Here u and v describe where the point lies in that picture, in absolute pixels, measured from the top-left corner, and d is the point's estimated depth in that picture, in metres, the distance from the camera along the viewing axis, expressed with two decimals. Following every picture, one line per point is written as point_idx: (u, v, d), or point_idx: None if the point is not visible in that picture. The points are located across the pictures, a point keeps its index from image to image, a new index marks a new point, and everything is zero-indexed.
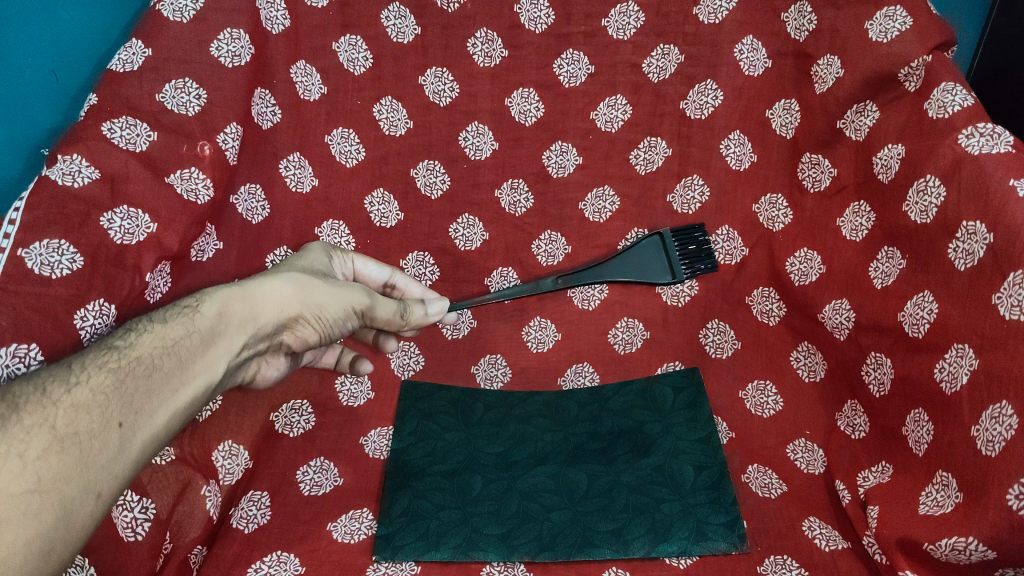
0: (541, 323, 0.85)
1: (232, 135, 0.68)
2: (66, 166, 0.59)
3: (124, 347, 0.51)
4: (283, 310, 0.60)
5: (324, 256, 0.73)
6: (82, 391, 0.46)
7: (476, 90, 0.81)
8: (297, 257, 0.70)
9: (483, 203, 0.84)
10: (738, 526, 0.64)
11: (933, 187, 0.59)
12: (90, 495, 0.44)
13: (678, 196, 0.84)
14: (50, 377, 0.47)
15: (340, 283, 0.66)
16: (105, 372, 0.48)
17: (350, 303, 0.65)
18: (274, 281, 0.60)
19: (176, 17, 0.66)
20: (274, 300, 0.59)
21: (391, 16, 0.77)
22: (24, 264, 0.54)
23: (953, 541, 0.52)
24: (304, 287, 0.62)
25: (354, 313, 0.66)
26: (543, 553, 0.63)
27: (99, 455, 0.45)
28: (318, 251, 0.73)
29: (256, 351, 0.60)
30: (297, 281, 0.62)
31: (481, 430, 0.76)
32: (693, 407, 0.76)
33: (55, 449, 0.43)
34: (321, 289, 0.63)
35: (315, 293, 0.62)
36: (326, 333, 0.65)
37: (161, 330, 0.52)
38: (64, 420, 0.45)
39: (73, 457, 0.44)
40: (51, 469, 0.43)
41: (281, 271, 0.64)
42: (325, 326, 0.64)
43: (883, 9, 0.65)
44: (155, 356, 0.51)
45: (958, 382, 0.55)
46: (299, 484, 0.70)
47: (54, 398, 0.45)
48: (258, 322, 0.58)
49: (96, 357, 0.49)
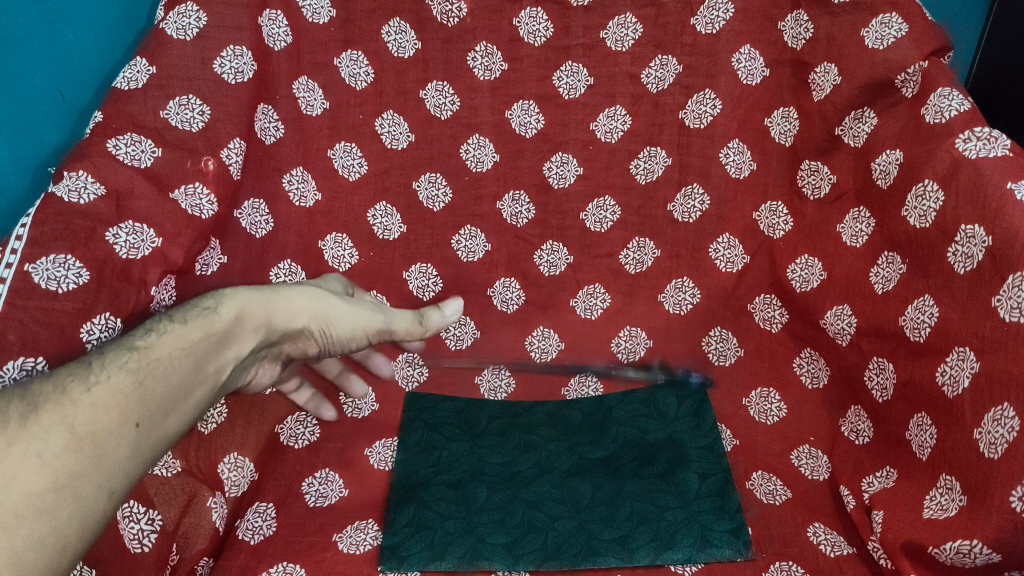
0: (545, 332, 0.86)
1: (236, 150, 0.69)
2: (72, 182, 0.59)
3: (143, 347, 0.51)
4: (295, 321, 0.63)
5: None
6: (102, 390, 0.47)
7: (477, 103, 0.81)
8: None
9: (485, 214, 0.85)
10: (743, 533, 0.65)
11: (931, 192, 0.60)
12: (103, 495, 0.45)
13: (679, 205, 0.84)
14: (70, 374, 0.47)
15: (356, 298, 0.69)
16: (124, 372, 0.49)
17: (365, 319, 0.68)
18: (291, 291, 0.63)
19: (180, 36, 0.67)
20: (289, 309, 0.62)
21: (392, 32, 0.78)
22: (31, 279, 0.55)
23: (958, 545, 0.53)
24: (320, 300, 0.64)
25: (366, 331, 0.69)
26: (549, 561, 0.64)
27: (116, 454, 0.46)
28: (335, 282, 0.77)
29: (265, 360, 0.62)
30: (312, 292, 0.64)
31: (485, 441, 0.76)
32: (696, 415, 0.77)
33: (73, 447, 0.44)
34: (336, 302, 0.66)
35: (328, 304, 0.65)
36: (334, 344, 0.68)
37: (182, 333, 0.53)
38: (84, 418, 0.45)
39: (90, 455, 0.45)
40: (69, 467, 0.43)
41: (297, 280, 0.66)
42: (333, 340, 0.67)
43: (878, 17, 0.66)
44: (174, 359, 0.52)
45: (960, 385, 0.56)
46: (304, 495, 0.71)
47: (74, 396, 0.46)
48: (271, 331, 0.61)
49: (116, 356, 0.50)
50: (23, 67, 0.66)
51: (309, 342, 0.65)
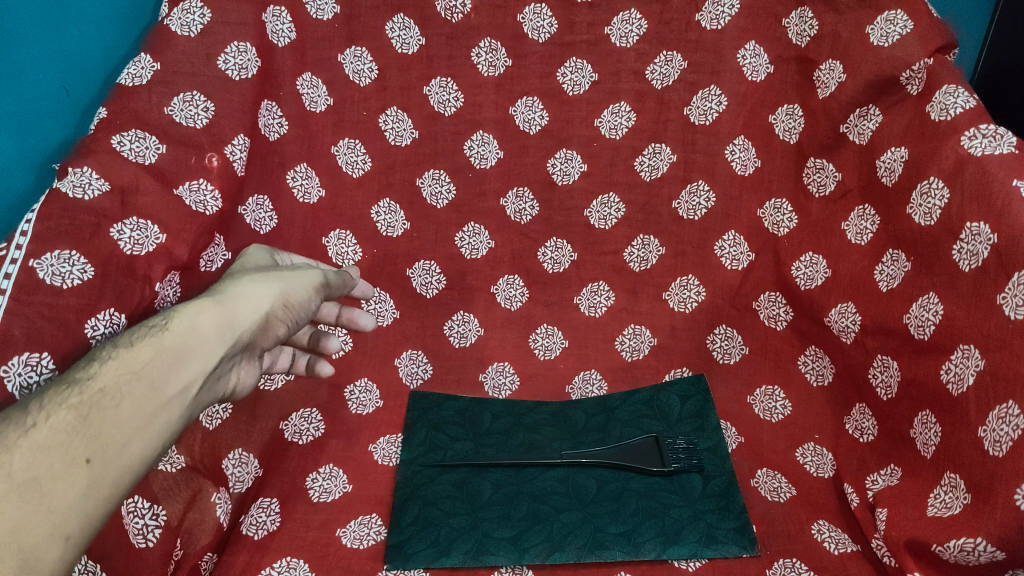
0: (548, 330, 0.86)
1: (240, 147, 0.69)
2: (76, 178, 0.59)
3: (86, 380, 0.50)
4: (252, 315, 0.62)
5: (264, 257, 0.73)
6: (41, 432, 0.46)
7: (481, 100, 0.81)
8: (236, 265, 0.69)
9: (489, 211, 0.85)
10: (748, 531, 0.66)
11: (936, 190, 0.60)
12: (58, 538, 0.44)
13: (684, 203, 0.83)
14: (6, 421, 0.46)
15: (299, 273, 0.70)
16: (64, 409, 0.47)
17: (308, 282, 0.69)
18: (239, 290, 0.62)
19: (185, 32, 0.67)
20: (243, 303, 0.61)
21: (395, 28, 0.77)
22: (36, 274, 0.55)
23: (962, 542, 0.52)
24: (266, 288, 0.64)
25: (311, 287, 0.70)
26: (554, 554, 0.64)
27: (64, 495, 0.44)
28: (258, 252, 0.72)
29: (229, 362, 0.61)
30: (258, 282, 0.64)
31: (489, 439, 0.77)
32: (700, 415, 0.79)
33: (14, 495, 0.43)
34: (283, 283, 0.66)
35: (278, 287, 0.65)
36: (294, 321, 0.68)
37: (125, 357, 0.52)
38: (24, 464, 0.44)
39: (34, 503, 0.43)
40: (10, 517, 0.42)
41: (241, 275, 0.65)
42: (293, 312, 0.67)
43: (884, 13, 0.66)
44: (120, 385, 0.50)
45: (965, 383, 0.56)
46: (308, 490, 0.71)
47: (10, 442, 0.44)
48: (231, 333, 0.59)
49: (57, 393, 0.48)
50: (24, 60, 0.65)
51: (275, 326, 0.65)
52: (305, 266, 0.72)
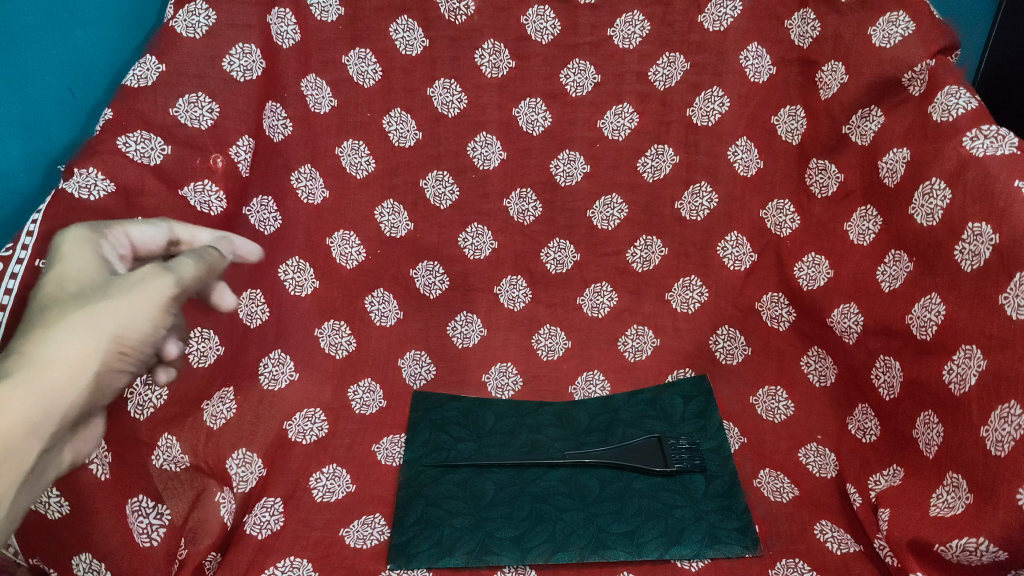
0: (551, 331, 0.87)
1: (245, 148, 0.70)
2: (82, 179, 0.59)
3: None
4: (62, 392, 0.44)
5: (88, 252, 0.52)
6: None
7: (484, 101, 0.82)
8: (56, 276, 0.49)
9: (492, 212, 0.85)
10: (751, 531, 0.66)
11: (938, 190, 0.60)
12: None
13: (686, 204, 0.83)
14: None
15: (133, 292, 0.48)
16: None
17: (152, 309, 0.49)
18: (48, 351, 0.44)
19: (190, 34, 0.67)
20: (46, 378, 0.43)
21: (399, 30, 0.78)
22: (42, 274, 0.54)
23: (964, 542, 0.52)
24: (87, 344, 0.45)
25: (168, 310, 0.50)
26: (557, 553, 0.64)
27: None
28: (78, 240, 0.52)
29: (62, 436, 0.46)
30: (76, 333, 0.45)
31: (492, 439, 0.78)
32: (702, 416, 0.79)
33: None
34: (111, 325, 0.46)
35: (110, 333, 0.46)
36: (140, 362, 0.49)
37: None
38: None
39: None
40: None
41: (53, 317, 0.46)
42: (137, 356, 0.49)
43: (886, 14, 0.66)
44: None
45: (967, 383, 0.56)
46: (311, 490, 0.72)
47: None
48: (48, 416, 0.43)
49: None
50: (30, 61, 0.65)
51: (113, 380, 0.48)
52: (153, 267, 0.51)
